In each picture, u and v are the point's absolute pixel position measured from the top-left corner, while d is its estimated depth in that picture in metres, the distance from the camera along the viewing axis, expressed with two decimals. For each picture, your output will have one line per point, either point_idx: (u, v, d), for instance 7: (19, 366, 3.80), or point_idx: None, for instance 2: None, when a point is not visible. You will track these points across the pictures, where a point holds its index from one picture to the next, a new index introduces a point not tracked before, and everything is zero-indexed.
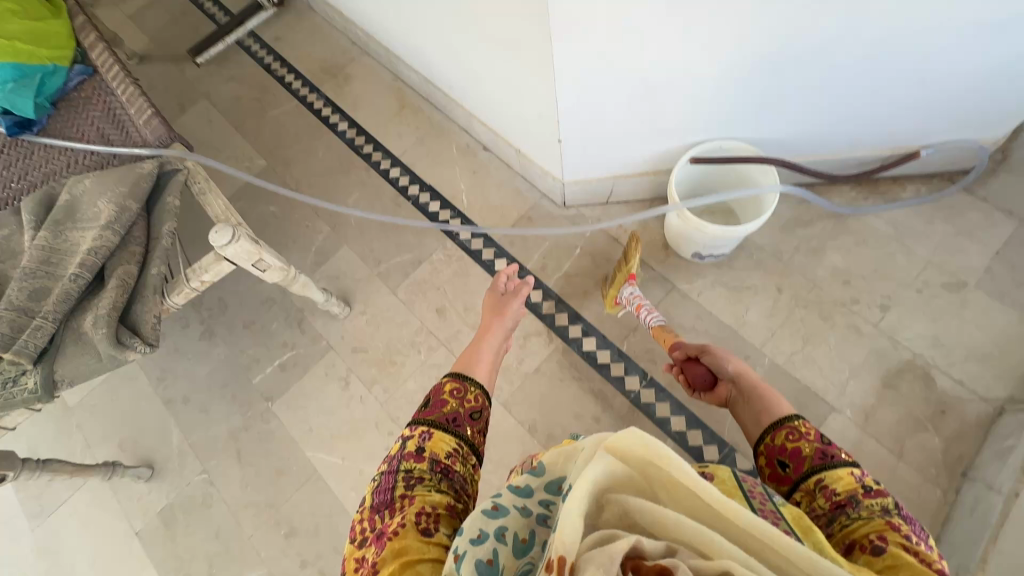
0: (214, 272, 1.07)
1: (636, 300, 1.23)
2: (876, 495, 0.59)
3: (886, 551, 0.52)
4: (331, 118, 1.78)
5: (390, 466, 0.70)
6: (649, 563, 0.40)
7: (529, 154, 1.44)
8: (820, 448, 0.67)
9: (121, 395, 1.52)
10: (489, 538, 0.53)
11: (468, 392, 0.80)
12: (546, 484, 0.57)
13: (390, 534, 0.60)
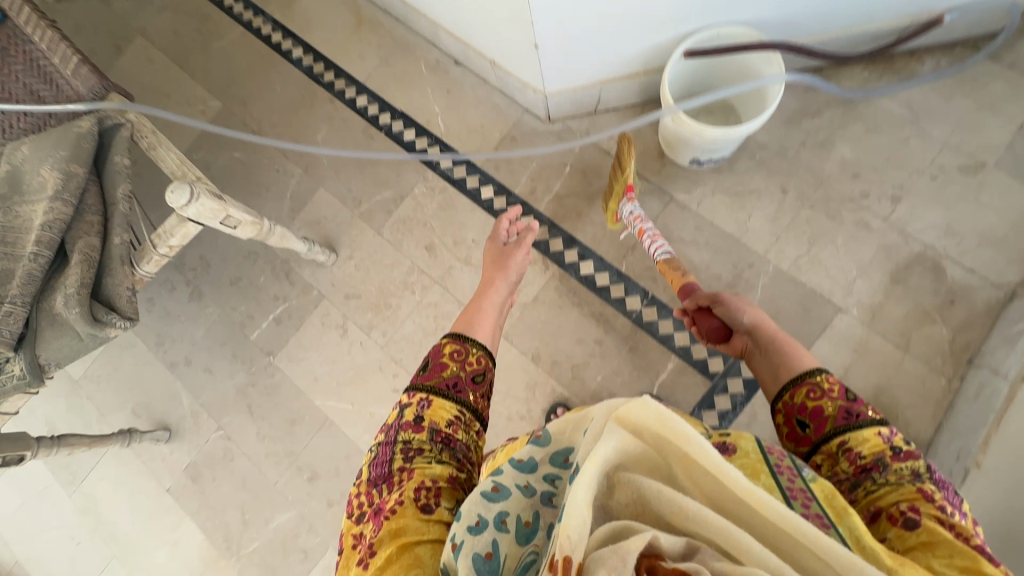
0: (182, 236, 1.01)
1: (636, 216, 1.16)
2: (905, 458, 0.60)
3: (920, 524, 0.53)
4: (284, 45, 1.60)
5: (389, 436, 0.70)
6: (666, 565, 0.40)
7: (504, 65, 1.30)
8: (845, 407, 0.66)
9: (123, 363, 1.52)
10: (488, 525, 0.53)
11: (470, 355, 0.79)
12: (551, 456, 0.57)
13: (387, 512, 0.60)
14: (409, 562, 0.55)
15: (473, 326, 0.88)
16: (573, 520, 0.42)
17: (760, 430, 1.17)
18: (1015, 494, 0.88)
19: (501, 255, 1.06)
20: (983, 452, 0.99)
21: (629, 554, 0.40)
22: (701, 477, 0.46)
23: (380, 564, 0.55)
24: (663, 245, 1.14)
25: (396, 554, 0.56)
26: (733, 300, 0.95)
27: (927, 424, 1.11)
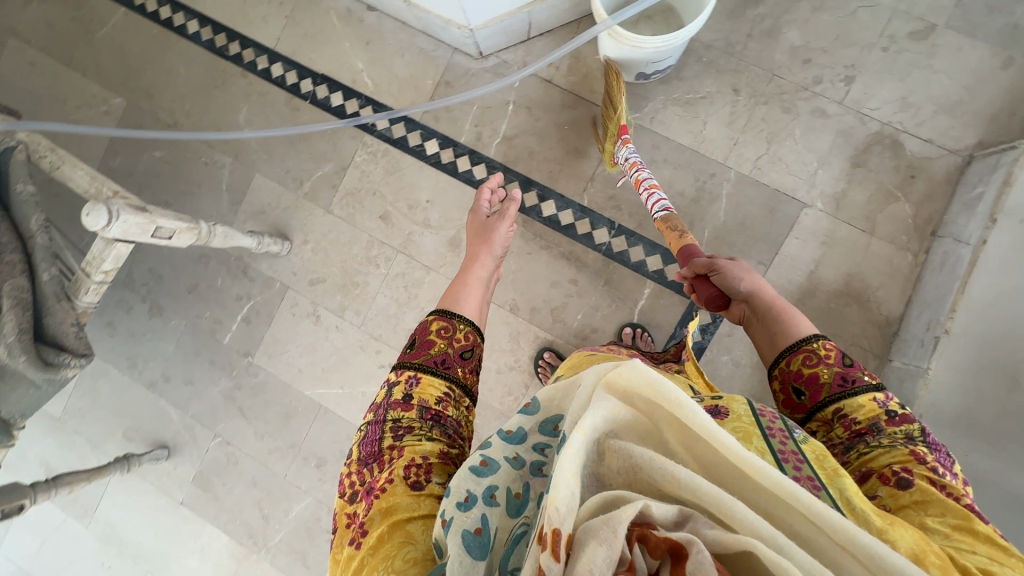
0: (114, 258, 0.94)
1: (632, 161, 1.08)
2: (901, 423, 0.59)
3: (913, 485, 0.52)
4: (176, 20, 1.43)
5: (378, 415, 0.70)
6: (658, 534, 0.41)
7: (420, 3, 1.18)
8: (840, 373, 0.64)
9: (101, 392, 1.48)
10: (477, 500, 0.53)
11: (458, 331, 0.78)
12: (540, 425, 0.59)
13: (378, 491, 0.60)
14: (402, 539, 0.55)
15: (459, 300, 0.85)
16: (562, 492, 0.43)
17: (741, 336, 1.20)
18: None
19: (484, 228, 1.03)
20: (951, 319, 1.01)
21: (620, 523, 0.40)
22: (693, 440, 0.47)
23: (372, 542, 0.55)
24: (662, 200, 1.03)
25: (388, 532, 0.56)
26: (734, 264, 0.82)
27: (898, 301, 1.14)
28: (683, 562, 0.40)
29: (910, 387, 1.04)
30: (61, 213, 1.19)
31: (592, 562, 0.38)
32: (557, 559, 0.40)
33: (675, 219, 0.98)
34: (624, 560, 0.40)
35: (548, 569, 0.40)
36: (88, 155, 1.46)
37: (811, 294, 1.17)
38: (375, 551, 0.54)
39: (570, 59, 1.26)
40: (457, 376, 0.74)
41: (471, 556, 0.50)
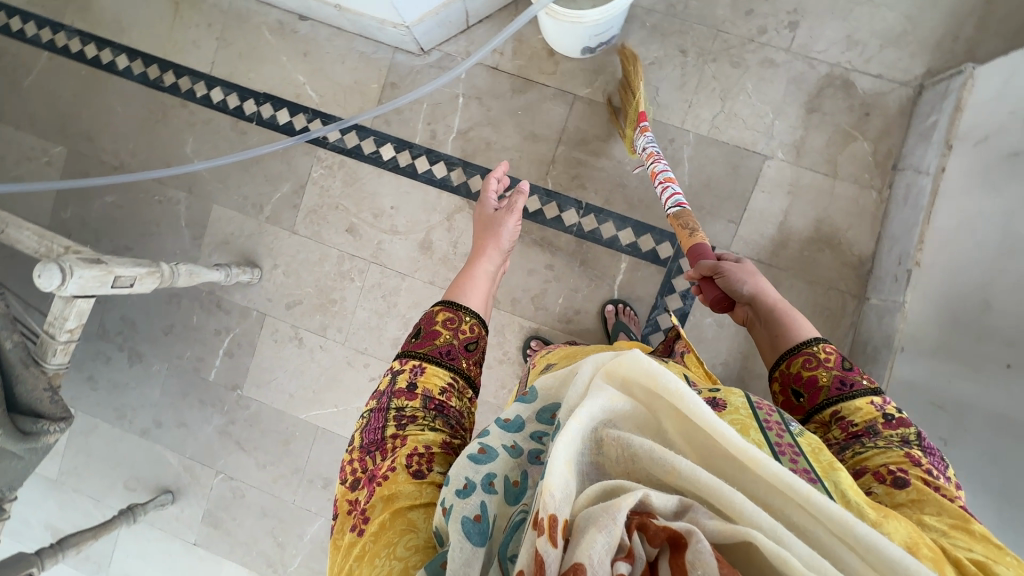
0: (78, 315, 0.92)
1: (648, 150, 1.04)
2: (897, 426, 0.60)
3: (910, 484, 0.53)
4: (103, 57, 1.38)
5: (381, 402, 0.69)
6: (658, 523, 0.41)
7: (351, 6, 1.15)
8: (839, 376, 0.65)
9: (94, 447, 1.46)
10: (475, 487, 0.53)
11: (463, 324, 0.77)
12: (537, 415, 0.59)
13: (380, 479, 0.59)
14: (403, 527, 0.54)
15: (464, 293, 0.84)
16: (557, 479, 0.43)
17: None
18: (952, 281, 0.94)
19: (491, 222, 1.02)
20: (920, 251, 1.03)
21: (619, 511, 0.40)
22: (693, 429, 0.47)
23: (374, 529, 0.55)
24: (676, 193, 0.97)
25: (390, 519, 0.55)
26: (739, 266, 0.80)
27: (869, 239, 1.15)
28: (682, 551, 0.39)
29: (890, 322, 1.06)
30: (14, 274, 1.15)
31: (591, 548, 0.39)
32: (553, 544, 0.41)
33: (687, 215, 0.92)
34: (623, 547, 0.40)
35: (545, 554, 0.40)
36: (37, 210, 1.41)
37: (784, 245, 1.18)
38: (376, 539, 0.54)
39: (514, 43, 1.23)
40: (461, 367, 0.73)
41: (471, 542, 0.49)
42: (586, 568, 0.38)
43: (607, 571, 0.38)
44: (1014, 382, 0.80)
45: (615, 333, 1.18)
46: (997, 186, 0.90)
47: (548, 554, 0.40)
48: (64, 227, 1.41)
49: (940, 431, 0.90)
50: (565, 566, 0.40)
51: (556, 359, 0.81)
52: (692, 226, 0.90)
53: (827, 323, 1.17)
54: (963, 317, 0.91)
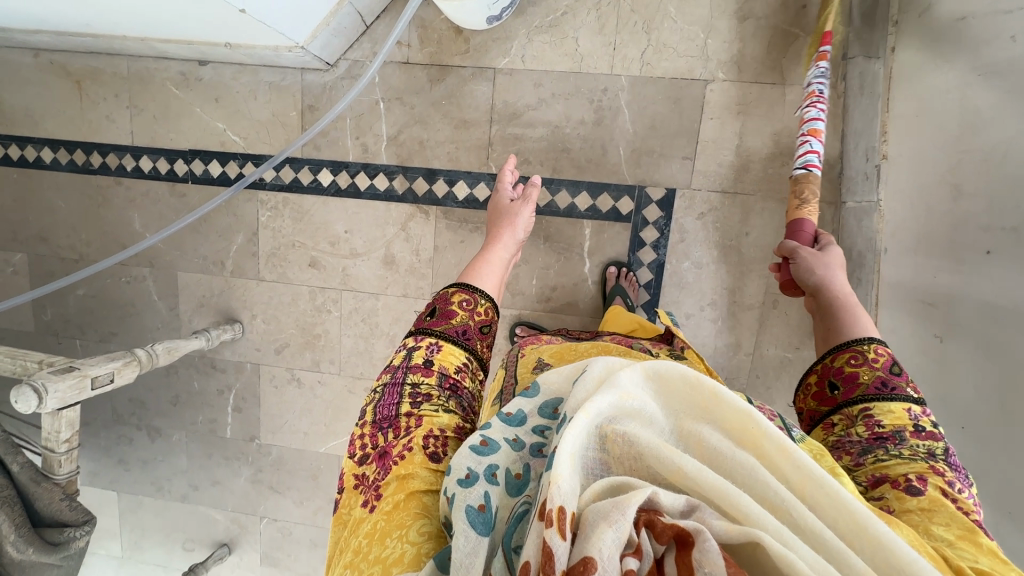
0: (70, 423, 0.95)
1: (812, 87, 0.97)
2: (926, 438, 0.58)
3: (924, 495, 0.51)
4: (27, 155, 1.36)
5: (394, 376, 0.64)
6: (665, 521, 0.39)
7: (241, 41, 1.08)
8: (881, 379, 0.63)
9: (145, 520, 1.53)
10: (479, 478, 0.48)
11: (478, 306, 0.74)
12: (539, 408, 0.56)
13: (394, 458, 0.55)
14: (417, 511, 0.49)
15: (478, 275, 0.81)
16: (564, 472, 0.41)
17: (694, 238, 1.16)
18: (921, 169, 0.88)
19: (505, 212, 0.99)
20: (885, 142, 0.98)
21: (629, 508, 0.38)
22: (699, 428, 0.46)
23: (387, 510, 0.50)
24: (812, 151, 0.94)
25: (404, 500, 0.50)
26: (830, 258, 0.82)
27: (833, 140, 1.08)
28: (689, 549, 0.37)
29: (869, 224, 1.01)
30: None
31: (602, 542, 0.37)
32: (564, 538, 0.38)
33: (807, 183, 0.92)
34: (631, 542, 0.38)
35: (554, 548, 0.37)
36: (20, 319, 1.44)
37: (745, 169, 1.12)
38: (389, 519, 0.49)
39: (417, 31, 1.16)
40: (475, 349, 0.70)
41: (475, 532, 0.44)
42: (596, 563, 0.36)
43: (618, 567, 0.36)
44: (995, 269, 0.74)
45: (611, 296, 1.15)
46: (948, 55, 0.82)
47: (558, 548, 0.37)
48: (50, 329, 1.44)
49: (935, 328, 0.86)
50: (573, 562, 0.37)
51: (546, 354, 0.76)
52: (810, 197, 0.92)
53: None
54: (937, 206, 0.85)
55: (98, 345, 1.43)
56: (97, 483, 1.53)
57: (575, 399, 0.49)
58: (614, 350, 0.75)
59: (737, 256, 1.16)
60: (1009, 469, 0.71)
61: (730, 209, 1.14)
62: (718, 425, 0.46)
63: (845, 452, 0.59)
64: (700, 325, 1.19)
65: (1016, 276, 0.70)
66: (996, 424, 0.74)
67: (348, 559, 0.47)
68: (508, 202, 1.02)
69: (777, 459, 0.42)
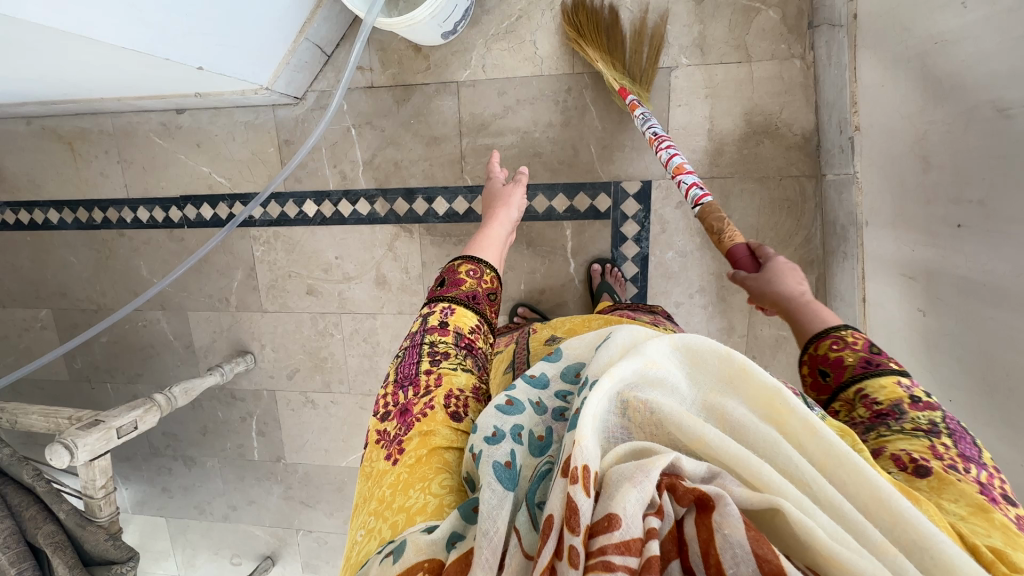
0: (104, 471, 1.04)
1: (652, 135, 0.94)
2: (925, 409, 0.51)
3: (931, 474, 0.45)
4: (36, 217, 1.44)
5: (413, 340, 0.66)
6: (686, 485, 0.38)
7: (208, 90, 1.11)
8: (865, 357, 0.57)
9: (194, 541, 1.65)
10: (505, 436, 0.47)
11: (485, 275, 0.76)
12: (562, 372, 0.54)
13: (417, 415, 0.56)
14: (439, 465, 0.51)
15: (480, 246, 0.83)
16: (588, 434, 0.40)
17: (675, 227, 1.16)
18: (892, 138, 0.86)
19: (500, 193, 1.00)
20: (856, 113, 0.97)
21: (653, 470, 0.37)
22: (724, 401, 0.43)
23: (411, 463, 0.52)
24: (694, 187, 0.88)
25: (427, 455, 0.52)
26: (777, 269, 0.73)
27: (807, 114, 1.05)
28: (710, 513, 0.36)
29: (849, 197, 0.99)
30: (40, 451, 1.27)
31: (625, 501, 0.36)
32: (588, 494, 0.37)
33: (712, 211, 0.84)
34: (653, 503, 0.37)
35: (578, 502, 0.37)
36: (54, 370, 1.55)
37: (720, 152, 1.10)
38: (412, 472, 0.50)
39: (377, 54, 1.18)
40: (486, 313, 0.72)
41: (501, 486, 0.43)
42: (621, 520, 0.35)
43: (640, 526, 0.35)
44: (967, 242, 0.73)
45: (599, 293, 1.15)
46: (909, 23, 0.80)
47: (582, 503, 0.37)
48: (83, 375, 1.54)
49: (917, 301, 0.84)
50: (597, 518, 0.37)
51: (560, 330, 0.79)
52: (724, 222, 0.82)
53: (792, 215, 1.10)
54: (909, 178, 0.83)
55: (127, 386, 1.52)
56: (148, 510, 1.65)
57: (599, 364, 0.47)
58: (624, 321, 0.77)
59: None
60: (999, 442, 0.70)
61: (710, 193, 1.13)
62: (743, 399, 0.43)
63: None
64: (691, 312, 1.19)
65: (989, 250, 0.69)
66: (982, 396, 0.72)
67: (373, 507, 0.50)
68: (502, 185, 1.03)
69: (801, 436, 0.40)
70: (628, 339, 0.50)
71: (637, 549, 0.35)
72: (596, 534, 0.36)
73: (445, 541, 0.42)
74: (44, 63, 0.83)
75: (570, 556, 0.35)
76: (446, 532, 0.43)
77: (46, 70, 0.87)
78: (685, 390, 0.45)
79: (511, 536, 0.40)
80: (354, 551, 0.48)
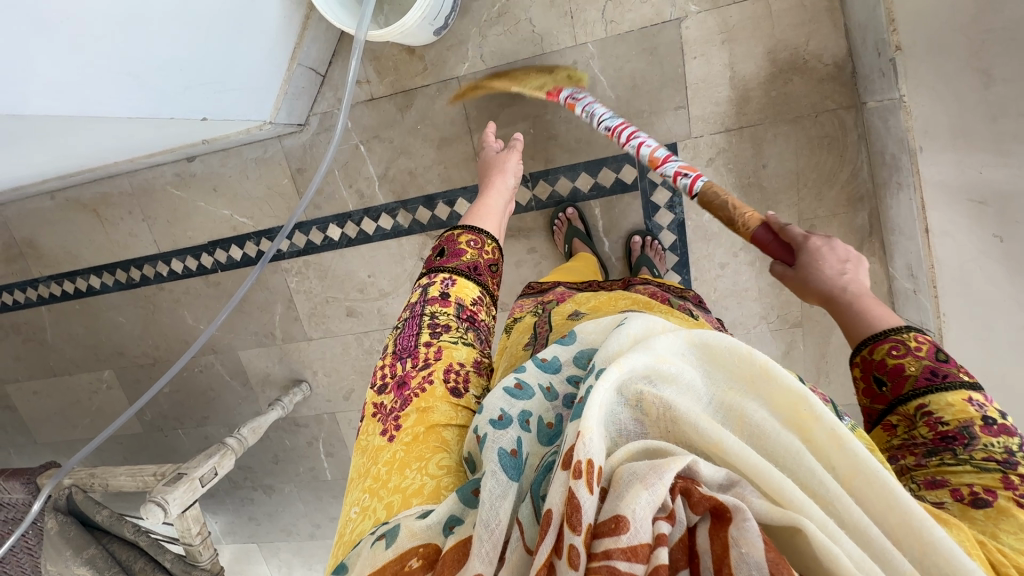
0: (198, 518, 1.10)
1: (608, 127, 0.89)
2: (998, 434, 0.46)
3: (992, 506, 0.43)
4: (79, 286, 1.48)
5: (412, 310, 0.64)
6: (702, 491, 0.34)
7: (215, 135, 1.11)
8: (931, 367, 0.50)
9: (289, 561, 1.73)
10: (512, 422, 0.44)
11: (485, 245, 0.73)
12: (575, 357, 0.50)
13: (415, 389, 0.55)
14: (436, 444, 0.50)
15: (481, 215, 0.81)
16: (594, 425, 0.37)
17: (708, 186, 1.10)
18: (943, 53, 0.80)
19: (494, 163, 0.95)
20: (895, 32, 0.86)
21: (667, 471, 0.34)
22: (743, 403, 0.40)
23: (408, 440, 0.51)
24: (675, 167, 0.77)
25: (423, 433, 0.51)
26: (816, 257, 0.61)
27: (836, 40, 0.98)
28: (725, 525, 0.33)
29: (896, 123, 0.91)
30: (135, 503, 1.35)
31: (635, 503, 0.33)
32: (592, 491, 0.35)
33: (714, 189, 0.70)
34: (664, 506, 0.34)
35: (581, 500, 0.34)
36: (128, 424, 1.62)
37: (746, 100, 1.04)
38: (409, 450, 0.49)
39: (372, 64, 1.15)
40: (487, 285, 0.70)
41: (505, 475, 0.40)
42: (629, 523, 0.33)
43: (649, 531, 0.33)
44: None
45: (638, 268, 1.11)
46: None
47: (586, 500, 0.34)
48: (155, 426, 1.61)
49: (992, 227, 0.77)
50: (603, 518, 0.34)
51: (584, 305, 0.69)
52: (731, 201, 0.67)
53: (833, 152, 1.03)
54: (967, 95, 0.78)
55: (196, 430, 1.58)
56: (242, 538, 1.74)
57: (606, 350, 0.44)
58: (655, 307, 0.69)
59: (761, 192, 1.08)
60: None
61: (741, 145, 1.06)
62: (765, 403, 0.40)
63: (907, 453, 0.50)
64: (738, 271, 1.14)
65: None
66: None
67: (369, 484, 0.49)
68: (495, 155, 0.98)
69: (826, 446, 0.38)
70: (642, 329, 0.46)
71: (644, 555, 0.32)
72: (600, 536, 0.33)
73: (441, 525, 0.40)
74: (57, 149, 0.84)
75: (571, 556, 0.33)
76: (443, 517, 0.41)
77: (61, 155, 0.88)
78: (700, 387, 0.41)
79: (513, 528, 0.38)
80: (347, 528, 0.47)
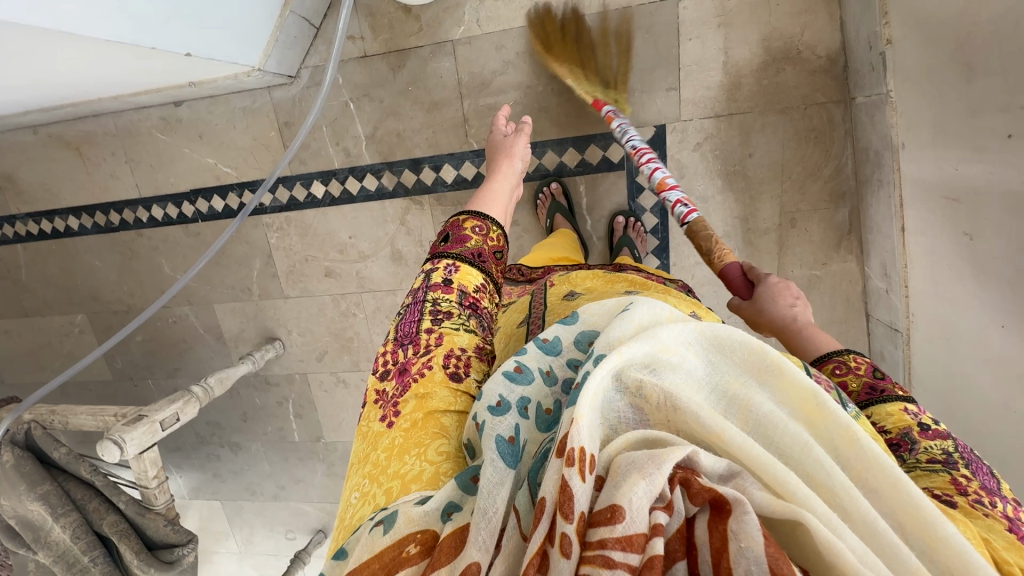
0: (155, 462, 1.10)
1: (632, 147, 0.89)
2: (935, 437, 0.46)
3: (955, 507, 0.39)
4: (57, 226, 1.46)
5: (415, 297, 0.59)
6: (701, 481, 0.30)
7: (203, 78, 1.11)
8: (869, 383, 0.51)
9: (251, 520, 1.72)
10: (511, 408, 0.40)
11: (491, 232, 0.68)
12: (576, 339, 0.46)
13: (414, 375, 0.51)
14: (436, 430, 0.45)
15: (485, 203, 0.76)
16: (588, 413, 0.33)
17: (694, 170, 1.10)
18: (929, 48, 0.80)
19: (502, 145, 0.95)
20: (887, 25, 0.86)
21: (666, 462, 0.30)
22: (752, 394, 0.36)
23: (406, 427, 0.46)
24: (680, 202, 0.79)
25: (422, 419, 0.47)
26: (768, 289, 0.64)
27: (831, 32, 0.99)
28: (725, 517, 0.29)
29: (881, 119, 0.91)
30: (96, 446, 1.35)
31: (632, 492, 0.29)
32: (585, 478, 0.31)
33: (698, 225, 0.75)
34: (662, 497, 0.30)
35: (574, 488, 0.31)
36: (97, 370, 1.61)
37: (736, 87, 1.04)
38: (406, 437, 0.45)
39: (367, 20, 1.14)
40: (492, 272, 0.65)
41: (503, 463, 0.37)
42: (624, 512, 0.29)
43: (646, 520, 0.29)
44: (1017, 153, 0.68)
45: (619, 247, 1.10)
46: None
47: (578, 488, 0.31)
48: (125, 374, 1.59)
49: (963, 225, 0.77)
50: (598, 508, 0.31)
51: (580, 286, 0.68)
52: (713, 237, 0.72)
53: (819, 146, 1.03)
54: (950, 93, 0.78)
55: (166, 381, 1.57)
56: (205, 494, 1.74)
57: (608, 337, 0.40)
58: (651, 287, 0.69)
59: (745, 180, 1.08)
60: None
61: (729, 132, 1.06)
62: (775, 396, 0.36)
63: None
64: None
65: None
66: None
67: (369, 469, 0.45)
68: (503, 137, 0.97)
69: (837, 442, 0.34)
70: (647, 317, 0.41)
71: (639, 545, 0.28)
72: (596, 525, 0.30)
73: (440, 511, 0.37)
74: (31, 66, 0.82)
75: (562, 544, 0.30)
76: (441, 502, 0.37)
77: (34, 73, 0.87)
78: (702, 376, 0.37)
79: (509, 516, 0.35)
80: (346, 513, 0.43)
